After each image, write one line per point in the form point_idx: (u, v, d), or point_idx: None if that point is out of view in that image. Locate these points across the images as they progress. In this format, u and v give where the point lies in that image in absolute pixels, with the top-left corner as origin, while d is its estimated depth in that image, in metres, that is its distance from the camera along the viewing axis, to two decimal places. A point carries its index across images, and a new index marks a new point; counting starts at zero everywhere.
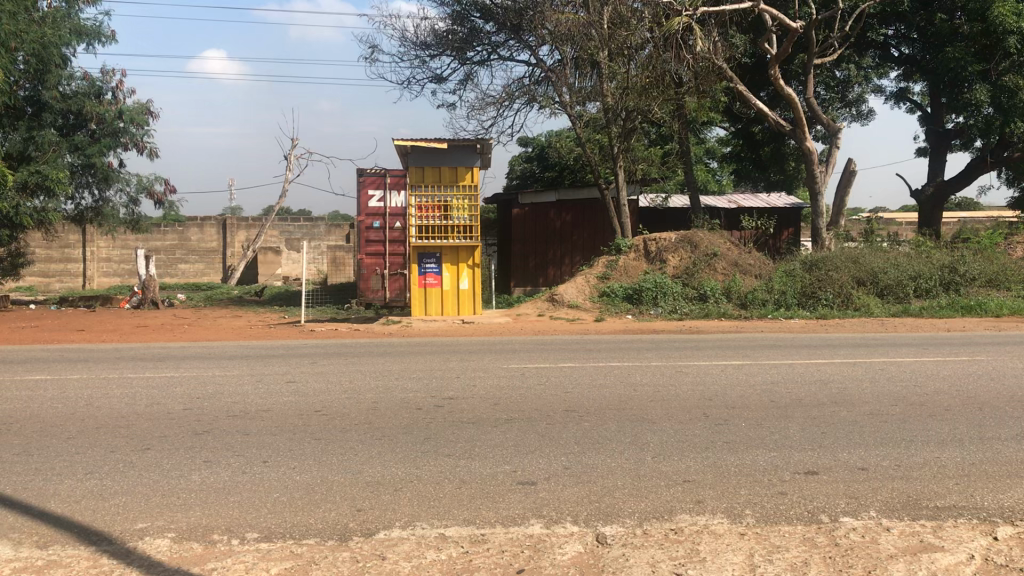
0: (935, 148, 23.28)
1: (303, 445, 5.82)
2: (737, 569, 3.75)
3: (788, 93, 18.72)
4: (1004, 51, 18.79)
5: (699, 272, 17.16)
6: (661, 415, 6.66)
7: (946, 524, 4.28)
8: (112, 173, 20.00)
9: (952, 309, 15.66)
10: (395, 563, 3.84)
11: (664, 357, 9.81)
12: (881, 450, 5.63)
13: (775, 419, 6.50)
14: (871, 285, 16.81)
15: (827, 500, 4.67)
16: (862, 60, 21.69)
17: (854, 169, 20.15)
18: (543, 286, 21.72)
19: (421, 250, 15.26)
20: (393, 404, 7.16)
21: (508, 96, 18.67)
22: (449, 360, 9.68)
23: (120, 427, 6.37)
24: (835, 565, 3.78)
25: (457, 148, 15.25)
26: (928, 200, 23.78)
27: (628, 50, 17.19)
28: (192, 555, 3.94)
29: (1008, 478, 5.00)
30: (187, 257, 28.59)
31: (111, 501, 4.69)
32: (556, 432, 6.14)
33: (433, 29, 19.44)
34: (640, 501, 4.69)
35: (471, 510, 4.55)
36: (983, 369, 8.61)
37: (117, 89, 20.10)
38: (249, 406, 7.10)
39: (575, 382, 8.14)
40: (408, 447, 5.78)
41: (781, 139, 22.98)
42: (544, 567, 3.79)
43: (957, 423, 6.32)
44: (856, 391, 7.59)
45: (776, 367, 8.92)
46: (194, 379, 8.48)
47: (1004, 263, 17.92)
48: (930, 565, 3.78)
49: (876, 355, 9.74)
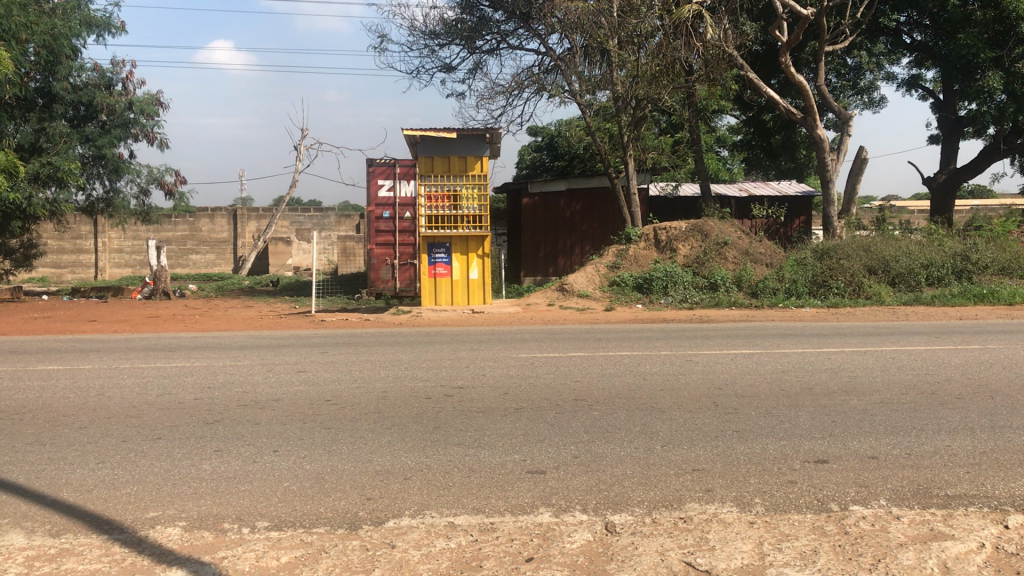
0: (947, 134, 23.09)
1: (313, 434, 5.85)
2: (745, 558, 3.74)
3: (800, 81, 18.46)
4: (1018, 37, 18.63)
5: (710, 261, 17.12)
6: (670, 405, 6.61)
7: (957, 513, 4.26)
8: (123, 165, 20.09)
9: (964, 297, 15.57)
10: (404, 551, 3.85)
11: (675, 348, 9.66)
12: (892, 439, 5.60)
13: (786, 407, 6.49)
14: (883, 274, 16.75)
15: (837, 489, 4.66)
16: (874, 47, 21.37)
17: (865, 157, 20.04)
18: (554, 277, 21.73)
19: (431, 241, 15.29)
20: (402, 394, 7.15)
21: (517, 85, 18.62)
22: (459, 350, 9.73)
23: (131, 417, 6.39)
24: (845, 554, 3.78)
25: (465, 139, 15.24)
26: (940, 187, 23.61)
27: (639, 37, 17.13)
28: (204, 544, 3.96)
29: (1019, 468, 4.96)
30: (198, 248, 28.70)
31: (123, 490, 4.72)
32: (566, 421, 6.14)
33: (442, 18, 19.34)
34: (650, 490, 4.70)
35: (482, 499, 4.56)
36: (993, 356, 8.62)
37: (127, 81, 20.17)
38: (259, 396, 7.11)
39: (586, 371, 8.14)
40: (419, 436, 5.81)
41: (792, 127, 22.77)
42: (553, 556, 3.80)
43: (969, 411, 6.29)
44: (867, 378, 7.61)
45: (786, 356, 8.94)
46: (203, 370, 8.50)
47: (1016, 252, 17.80)
48: (939, 553, 3.77)
49: (887, 343, 9.76)
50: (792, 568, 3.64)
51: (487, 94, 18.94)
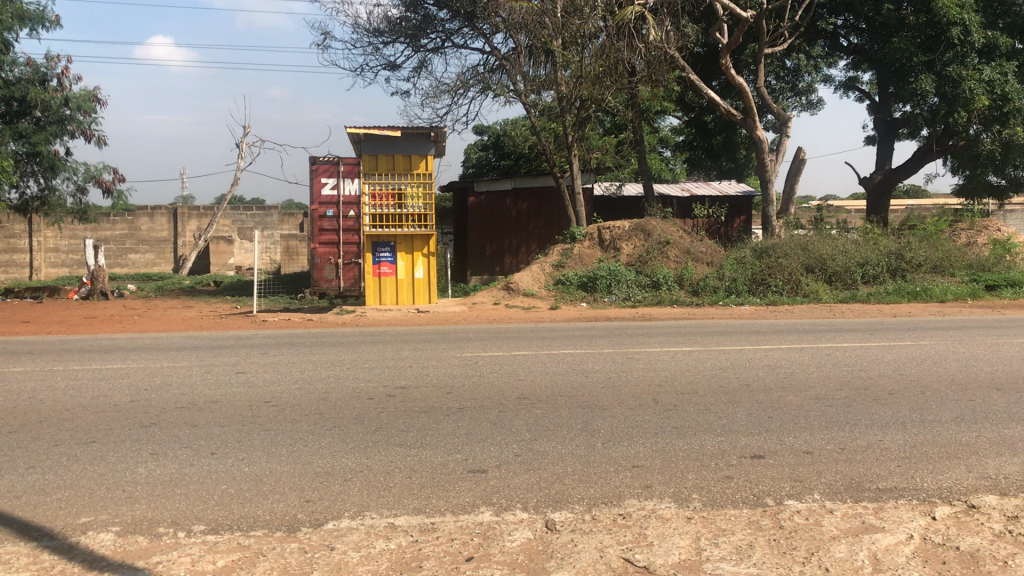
0: (883, 135, 23.60)
1: (252, 436, 5.78)
2: (683, 553, 3.80)
3: (740, 83, 18.70)
4: (949, 42, 19.25)
5: (652, 260, 17.28)
6: (611, 402, 6.68)
7: (888, 505, 4.37)
8: (59, 162, 19.63)
9: (899, 295, 15.99)
10: (343, 554, 3.83)
11: (617, 346, 9.67)
12: (826, 434, 5.72)
13: (724, 404, 6.60)
14: (820, 272, 17.06)
15: (772, 484, 4.74)
16: (813, 49, 21.62)
17: (803, 157, 20.42)
18: (499, 275, 21.76)
19: (375, 240, 15.18)
20: (343, 394, 7.11)
21: (463, 84, 18.59)
22: (402, 349, 9.67)
23: (64, 421, 6.25)
24: (779, 547, 3.85)
25: (408, 138, 15.18)
26: (876, 187, 24.10)
27: (582, 38, 17.23)
28: (137, 549, 3.89)
29: (948, 461, 5.11)
30: (137, 247, 28.12)
31: (54, 496, 4.61)
32: (508, 419, 6.17)
33: (386, 16, 19.18)
34: (590, 487, 4.74)
35: (422, 500, 4.55)
36: (925, 353, 8.80)
37: (62, 76, 19.68)
38: (197, 397, 7.02)
39: (529, 369, 8.19)
40: (358, 437, 5.76)
41: (733, 128, 23.17)
42: (493, 555, 3.81)
43: (899, 406, 6.45)
44: (803, 375, 7.73)
45: (727, 353, 9.04)
46: (139, 371, 8.35)
47: (947, 250, 18.31)
48: (869, 546, 3.86)
49: (824, 340, 9.91)
50: (728, 563, 3.71)
51: (432, 93, 18.87)
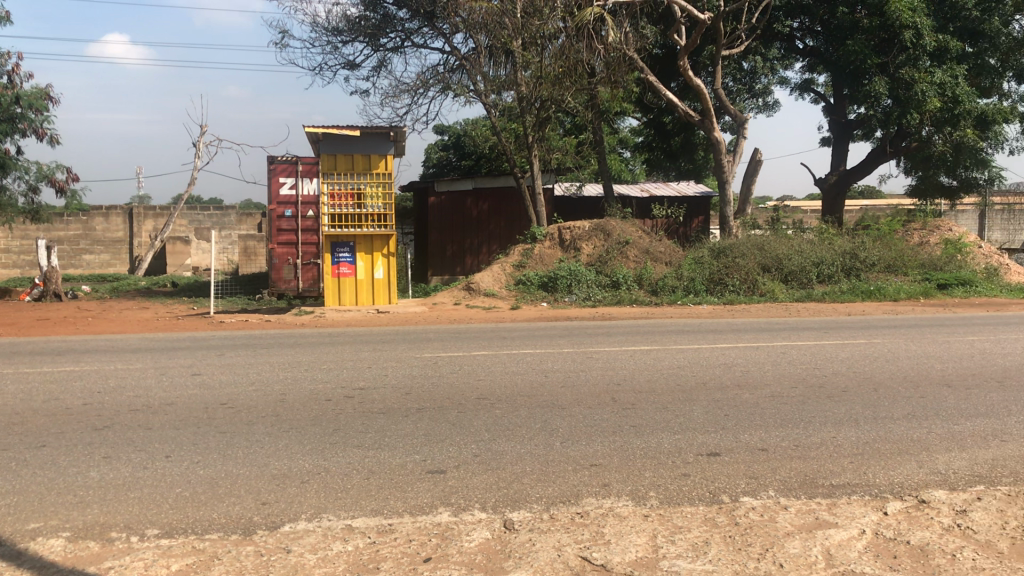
0: (838, 137, 23.96)
1: (207, 439, 5.72)
2: (640, 551, 3.83)
3: (698, 85, 18.87)
4: (901, 45, 19.54)
5: (612, 260, 17.37)
6: (570, 401, 6.70)
7: (841, 501, 4.44)
8: (10, 161, 19.25)
9: (853, 294, 16.24)
10: (299, 556, 3.80)
11: (576, 346, 9.71)
12: (781, 432, 5.78)
13: (681, 402, 6.65)
14: (777, 272, 17.27)
15: (728, 481, 4.79)
16: (769, 51, 21.91)
17: (759, 158, 20.64)
18: (461, 275, 21.74)
19: (334, 240, 15.08)
20: (301, 396, 7.06)
21: (423, 84, 18.55)
22: (361, 350, 9.62)
23: (13, 424, 6.14)
24: (734, 544, 3.90)
25: (368, 138, 15.08)
26: (831, 188, 24.47)
27: (541, 39, 17.27)
28: (88, 554, 3.83)
29: (899, 457, 5.20)
30: (91, 248, 27.66)
31: (2, 501, 4.52)
32: (467, 419, 6.17)
33: (345, 15, 19.07)
34: (549, 486, 4.76)
35: (379, 501, 4.53)
36: (877, 351, 8.93)
37: (13, 74, 19.30)
38: (152, 400, 6.92)
39: (488, 369, 8.19)
40: (316, 439, 5.72)
41: (691, 129, 23.38)
42: (451, 555, 3.81)
43: (853, 403, 6.55)
44: (759, 373, 7.81)
45: (684, 351, 9.12)
46: (92, 374, 8.22)
47: (900, 249, 18.62)
48: (823, 541, 3.92)
49: (779, 338, 10.03)
50: (683, 560, 3.74)
51: (392, 92, 18.80)
